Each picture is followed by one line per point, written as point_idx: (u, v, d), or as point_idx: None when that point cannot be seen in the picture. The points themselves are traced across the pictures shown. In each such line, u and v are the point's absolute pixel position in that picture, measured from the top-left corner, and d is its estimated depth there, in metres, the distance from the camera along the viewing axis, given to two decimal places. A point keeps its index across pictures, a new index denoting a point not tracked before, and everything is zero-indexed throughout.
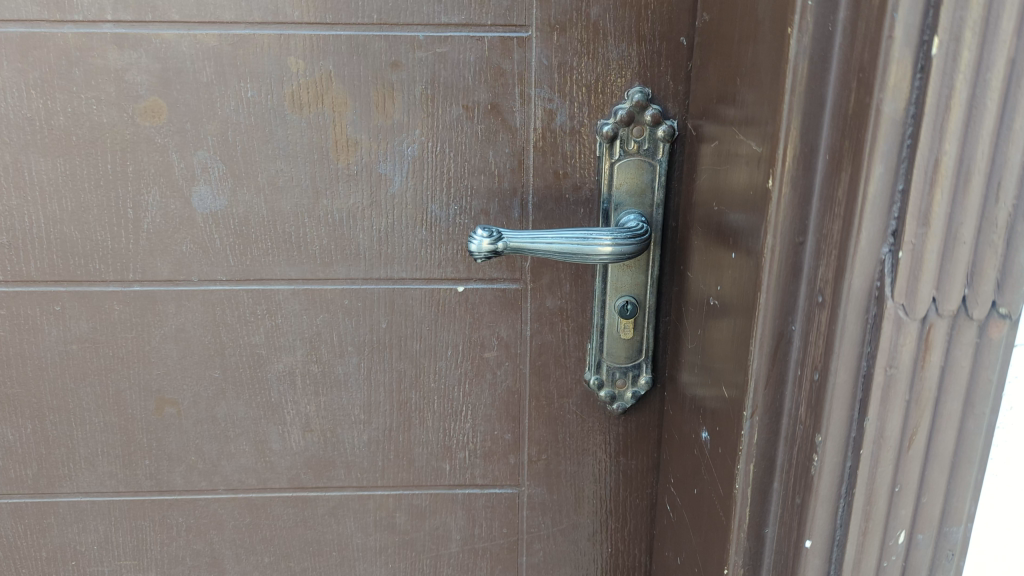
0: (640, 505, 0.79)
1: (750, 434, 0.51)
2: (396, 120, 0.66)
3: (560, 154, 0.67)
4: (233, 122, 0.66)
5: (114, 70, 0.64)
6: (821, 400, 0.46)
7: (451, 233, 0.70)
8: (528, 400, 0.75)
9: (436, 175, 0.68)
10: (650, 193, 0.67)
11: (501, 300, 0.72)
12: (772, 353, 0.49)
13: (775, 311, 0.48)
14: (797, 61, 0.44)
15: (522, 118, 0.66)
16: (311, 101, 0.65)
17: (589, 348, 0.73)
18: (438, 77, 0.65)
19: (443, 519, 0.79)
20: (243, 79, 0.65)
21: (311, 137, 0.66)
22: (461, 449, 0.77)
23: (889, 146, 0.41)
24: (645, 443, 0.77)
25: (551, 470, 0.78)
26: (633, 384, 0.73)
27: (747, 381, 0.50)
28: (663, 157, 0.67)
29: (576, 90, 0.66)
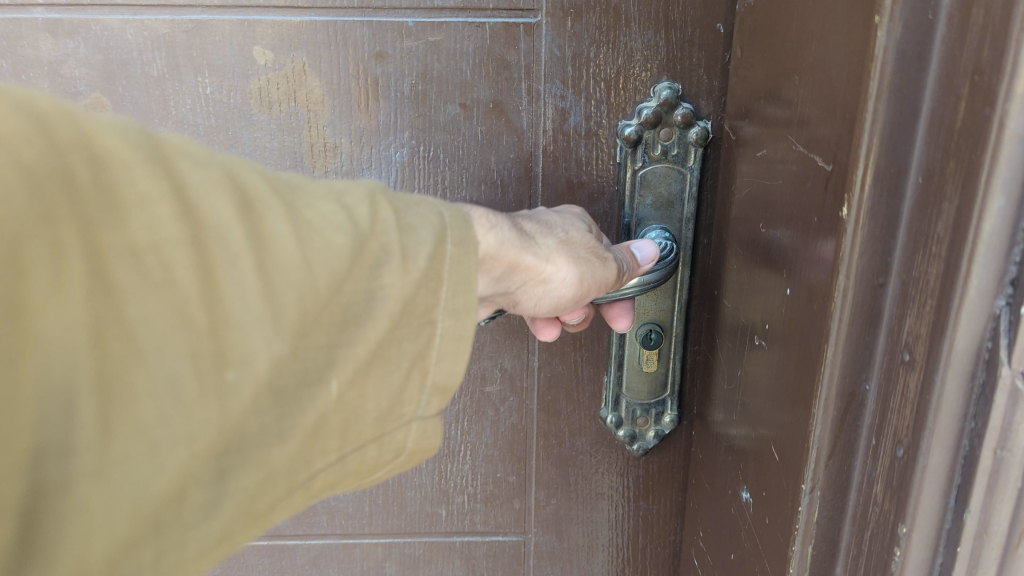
0: (661, 553, 0.70)
1: (808, 512, 0.43)
2: (381, 120, 0.57)
3: (573, 160, 0.58)
4: (190, 123, 0.56)
5: (46, 63, 0.54)
6: (905, 484, 0.37)
7: None
8: (535, 438, 0.66)
9: (429, 183, 0.58)
10: (679, 205, 0.58)
11: (504, 327, 0.62)
12: (840, 418, 0.40)
13: (844, 367, 0.39)
14: (885, 57, 0.34)
15: (529, 118, 0.56)
16: (283, 98, 0.56)
17: (606, 382, 0.63)
18: (431, 70, 0.55)
19: (439, 569, 0.70)
20: (200, 73, 0.55)
21: (283, 140, 0.57)
22: (459, 493, 0.67)
23: (1013, 170, 0.30)
24: (669, 486, 0.67)
25: (560, 516, 0.68)
26: (656, 422, 0.64)
27: (808, 449, 0.42)
28: (695, 164, 0.57)
29: (593, 85, 0.56)
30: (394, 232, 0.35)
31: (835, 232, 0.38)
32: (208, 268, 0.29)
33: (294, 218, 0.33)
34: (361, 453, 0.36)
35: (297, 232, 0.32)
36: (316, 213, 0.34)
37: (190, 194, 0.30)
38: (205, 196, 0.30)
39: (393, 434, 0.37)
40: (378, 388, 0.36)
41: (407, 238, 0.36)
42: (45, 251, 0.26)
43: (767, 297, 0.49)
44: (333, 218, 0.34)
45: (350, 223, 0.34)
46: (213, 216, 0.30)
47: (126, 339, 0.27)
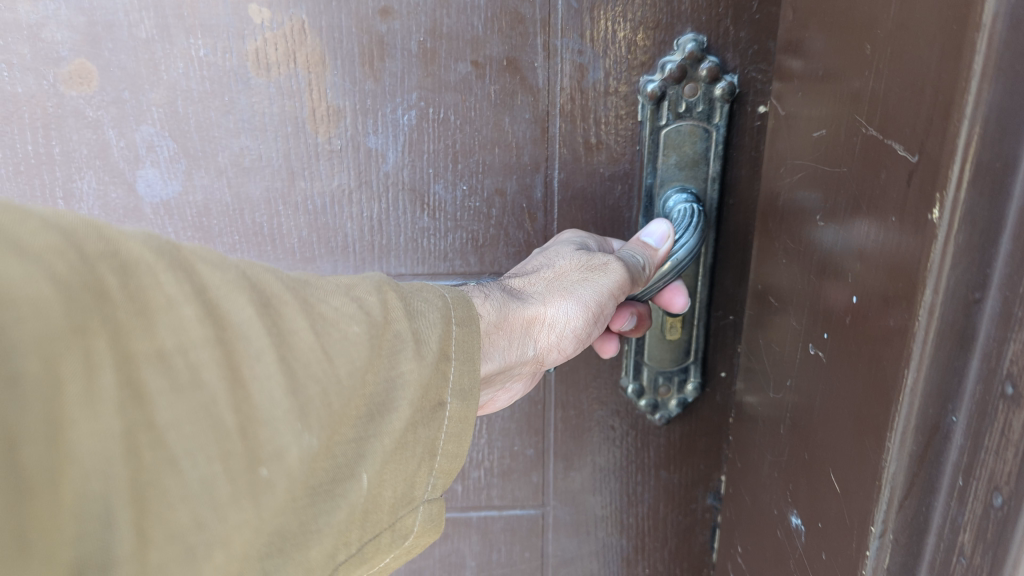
0: (682, 522, 0.68)
1: (878, 559, 0.36)
2: (387, 81, 0.53)
3: (593, 119, 0.54)
4: (183, 88, 0.52)
5: (25, 25, 0.50)
6: (1002, 538, 0.29)
7: (459, 219, 0.57)
8: (554, 410, 0.63)
9: (439, 147, 0.55)
10: (705, 165, 0.55)
11: None
12: (920, 454, 0.33)
13: (927, 395, 0.32)
14: (994, 25, 0.26)
15: (546, 76, 0.53)
16: (282, 60, 0.52)
17: (627, 351, 0.61)
18: (440, 25, 0.52)
19: (455, 545, 0.68)
20: (192, 34, 0.51)
21: (282, 103, 0.53)
22: (475, 468, 0.65)
23: None
24: (691, 455, 0.66)
25: (580, 487, 0.66)
26: (679, 391, 0.62)
27: (881, 488, 0.35)
28: (721, 122, 0.53)
29: (613, 39, 0.52)
30: (402, 325, 0.39)
31: (918, 235, 0.31)
32: (234, 370, 0.31)
33: (311, 315, 0.35)
34: (377, 542, 0.39)
35: (316, 328, 0.35)
36: (330, 308, 0.36)
37: (213, 296, 0.31)
38: (226, 297, 0.31)
39: (404, 521, 0.40)
40: (391, 478, 0.39)
41: (414, 324, 0.39)
42: (81, 365, 0.26)
43: (824, 299, 0.41)
44: (349, 313, 0.37)
45: (362, 317, 0.37)
46: (236, 319, 0.31)
47: (159, 448, 0.29)
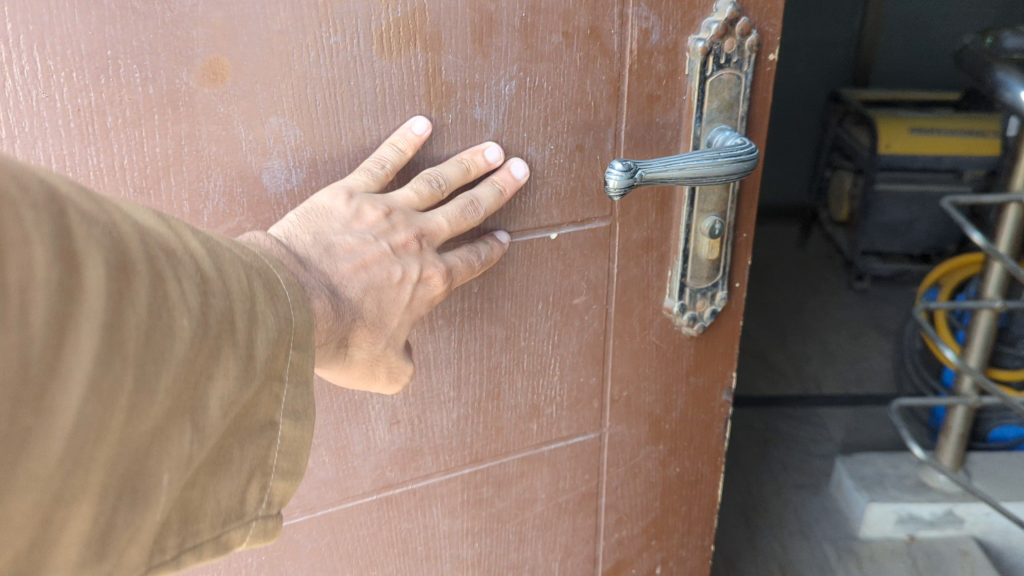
0: (705, 419, 0.79)
1: None
2: (494, 55, 0.60)
3: (653, 76, 0.64)
4: (313, 76, 0.56)
5: (162, 20, 0.52)
6: None
7: (547, 175, 0.65)
8: (613, 339, 0.72)
9: (533, 113, 0.63)
10: (737, 107, 0.65)
11: (592, 241, 0.68)
12: None
13: None
14: None
15: (620, 41, 0.62)
16: (403, 44, 0.57)
17: (671, 274, 0.69)
18: (539, 2, 0.59)
19: (530, 480, 0.76)
20: (324, 24, 0.55)
21: (404, 84, 0.59)
22: (549, 405, 0.73)
23: None
24: (712, 359, 0.76)
25: (631, 406, 0.75)
26: (712, 303, 0.71)
27: None
28: (750, 69, 0.64)
29: (670, 5, 0.62)
30: (242, 331, 0.43)
31: None
32: (63, 317, 0.33)
33: (155, 293, 0.37)
34: (200, 551, 0.45)
35: (154, 306, 0.37)
36: (175, 289, 0.39)
37: (74, 243, 0.34)
38: (86, 250, 0.34)
39: (231, 535, 0.46)
40: (217, 491, 0.45)
41: (253, 330, 0.43)
42: None
43: None
44: (189, 300, 0.39)
45: (198, 311, 0.40)
46: (85, 270, 0.34)
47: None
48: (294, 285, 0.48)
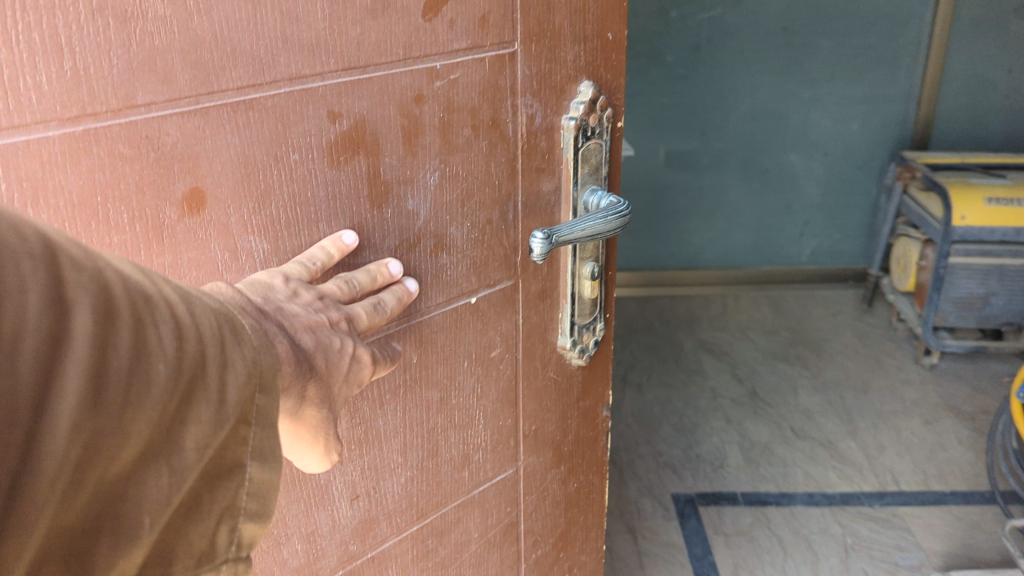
0: (591, 435, 0.91)
1: None
2: (421, 152, 0.68)
3: (537, 151, 0.74)
4: (275, 192, 0.61)
5: (151, 160, 0.55)
6: None
7: (464, 249, 0.73)
8: (522, 382, 0.82)
9: (451, 198, 0.71)
10: (601, 168, 0.77)
11: (501, 299, 0.77)
12: None
13: None
14: None
15: (512, 124, 0.72)
16: (348, 155, 0.64)
17: (562, 314, 0.80)
18: (452, 101, 0.68)
19: (464, 523, 0.84)
20: (287, 147, 0.60)
21: (351, 188, 0.65)
22: (476, 451, 0.81)
23: None
24: (595, 382, 0.88)
25: (539, 438, 0.86)
26: (595, 334, 0.83)
27: None
28: (608, 137, 0.77)
29: (547, 93, 0.72)
30: (213, 376, 0.43)
31: None
32: (50, 358, 0.34)
33: (138, 334, 0.39)
34: None
35: (136, 347, 0.38)
36: (154, 335, 0.40)
37: (64, 286, 0.35)
38: (76, 294, 0.36)
39: None
40: (189, 534, 0.44)
41: (224, 376, 0.44)
42: None
43: None
44: (165, 346, 0.40)
45: (175, 356, 0.41)
46: (75, 315, 0.35)
47: None
48: (257, 331, 0.49)
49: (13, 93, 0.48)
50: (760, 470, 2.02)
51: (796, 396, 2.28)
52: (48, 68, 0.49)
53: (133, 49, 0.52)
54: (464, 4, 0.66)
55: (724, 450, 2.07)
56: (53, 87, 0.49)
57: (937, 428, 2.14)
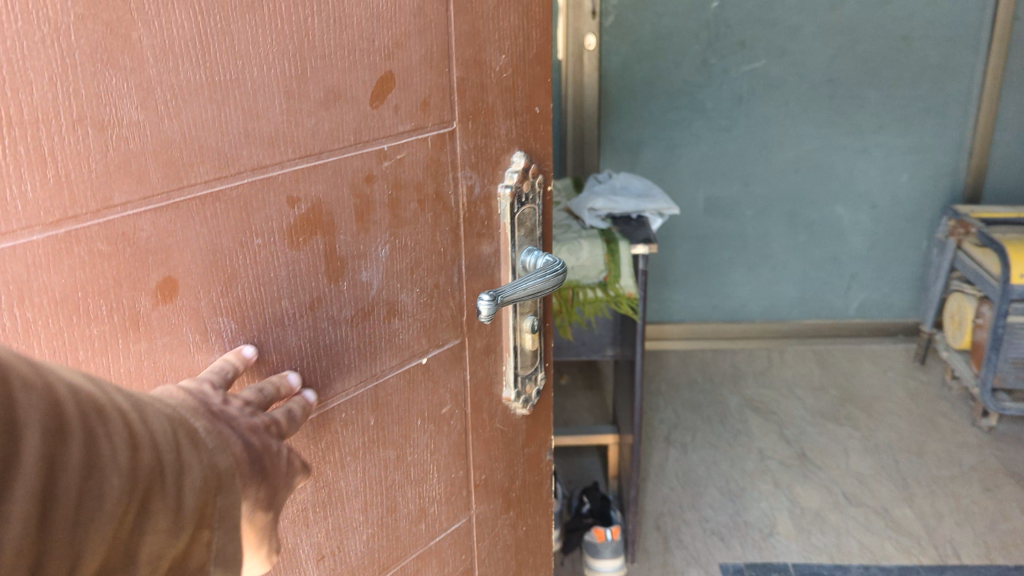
0: (538, 480, 1.03)
1: None
2: (372, 226, 0.81)
3: (478, 218, 0.88)
4: (243, 271, 0.74)
5: (127, 255, 0.66)
6: None
7: (412, 312, 0.85)
8: (471, 434, 0.93)
9: (402, 266, 0.83)
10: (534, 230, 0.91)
11: (450, 358, 0.90)
12: None
13: None
14: None
15: (455, 196, 0.85)
16: (305, 235, 0.77)
17: (507, 366, 0.92)
18: (399, 180, 0.81)
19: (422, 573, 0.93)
20: (251, 232, 0.73)
21: (309, 264, 0.78)
22: (432, 504, 0.92)
23: None
24: (538, 431, 1.00)
25: (490, 488, 0.97)
26: (536, 383, 0.95)
27: None
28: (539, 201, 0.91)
29: (485, 166, 0.86)
30: (170, 484, 0.54)
31: None
32: (13, 481, 0.43)
33: (89, 451, 0.48)
34: None
35: (88, 464, 0.48)
36: (109, 450, 0.50)
37: (22, 419, 0.45)
38: (30, 427, 0.45)
39: None
40: None
41: (178, 485, 0.55)
42: None
43: None
44: (120, 461, 0.50)
45: (127, 468, 0.51)
46: (27, 444, 0.44)
47: None
48: (212, 433, 0.60)
49: (6, 203, 0.59)
50: (812, 538, 1.99)
51: (848, 459, 2.25)
52: (32, 177, 0.60)
53: (109, 154, 0.64)
54: (408, 92, 0.79)
55: (772, 516, 2.06)
56: (38, 195, 0.61)
57: (998, 496, 2.08)
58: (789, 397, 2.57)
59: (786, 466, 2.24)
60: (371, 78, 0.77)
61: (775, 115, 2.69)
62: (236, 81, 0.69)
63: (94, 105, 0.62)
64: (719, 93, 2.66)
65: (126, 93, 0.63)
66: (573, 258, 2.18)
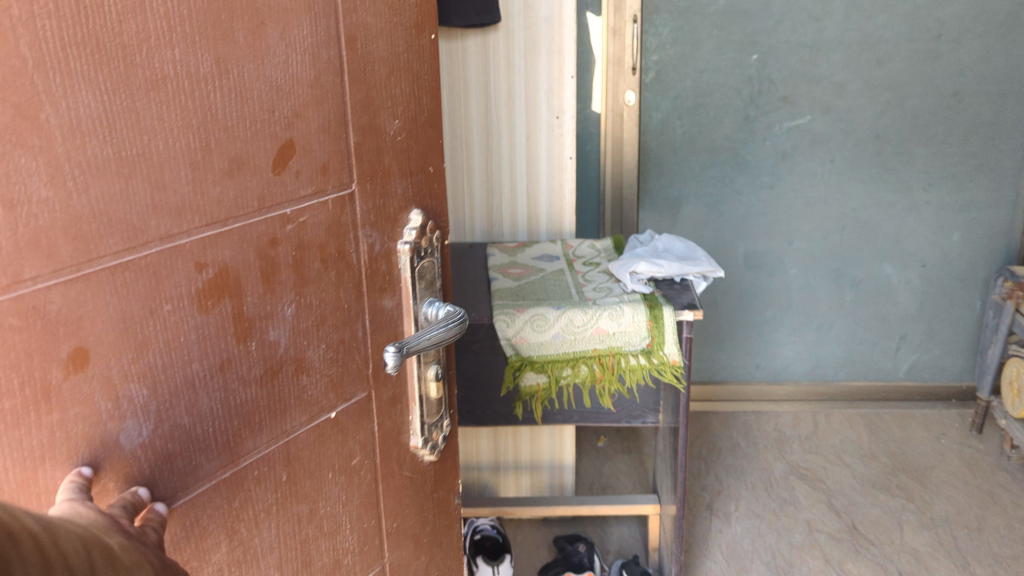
0: (445, 521, 1.10)
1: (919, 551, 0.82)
2: (277, 288, 0.85)
3: (379, 274, 0.94)
4: (154, 338, 0.75)
5: (37, 327, 0.67)
6: None
7: (321, 368, 0.90)
8: (382, 482, 0.98)
9: (308, 324, 0.88)
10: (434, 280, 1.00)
11: (359, 409, 0.95)
12: None
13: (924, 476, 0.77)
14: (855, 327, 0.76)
15: (357, 255, 0.91)
16: (213, 300, 0.80)
17: (414, 416, 1.00)
18: (303, 242, 0.86)
19: None
20: (161, 298, 0.76)
21: (218, 326, 0.80)
22: (346, 555, 0.96)
23: None
24: (446, 474, 1.08)
25: (402, 534, 1.03)
26: (442, 429, 1.04)
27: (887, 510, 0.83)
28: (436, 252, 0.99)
29: (381, 224, 0.93)
30: None
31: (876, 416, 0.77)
32: None
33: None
34: None
35: None
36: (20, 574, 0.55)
37: None
38: None
39: None
40: None
41: None
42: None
43: None
44: None
45: None
46: None
47: None
48: (127, 548, 0.67)
49: None
50: None
51: (902, 534, 2.26)
52: None
53: (19, 231, 0.65)
54: (308, 157, 0.85)
55: None
56: None
57: None
58: (840, 467, 2.57)
59: (836, 540, 2.25)
60: (272, 147, 0.82)
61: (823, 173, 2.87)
62: (142, 155, 0.72)
63: (4, 184, 0.63)
64: (763, 148, 2.84)
65: (35, 171, 0.65)
66: (614, 325, 2.12)
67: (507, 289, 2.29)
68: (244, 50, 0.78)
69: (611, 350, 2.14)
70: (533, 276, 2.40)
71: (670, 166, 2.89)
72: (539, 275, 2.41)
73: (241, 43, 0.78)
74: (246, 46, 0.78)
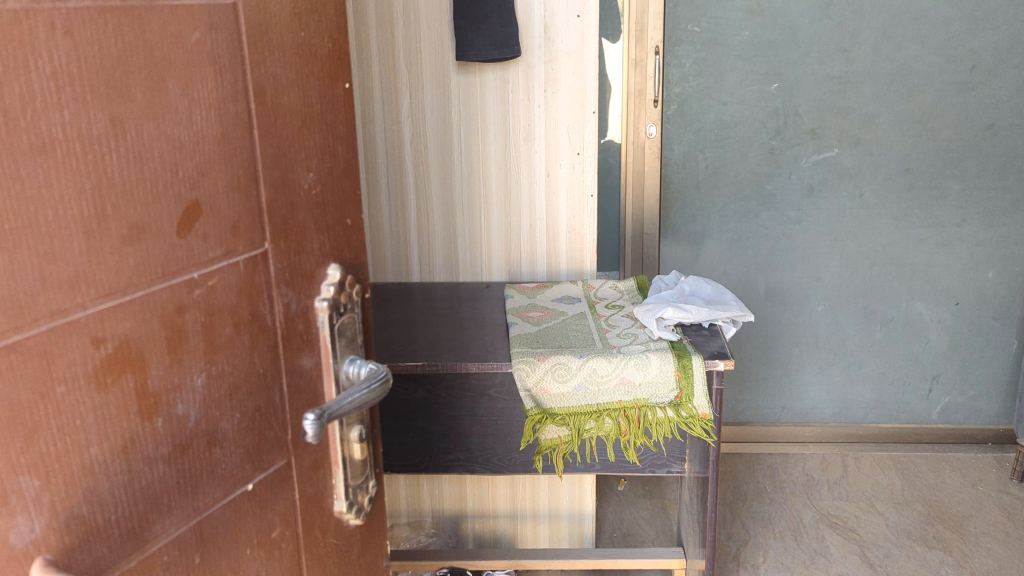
0: None
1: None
2: (183, 358, 0.79)
3: (296, 334, 0.89)
4: (47, 424, 0.68)
5: None
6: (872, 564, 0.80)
7: (235, 438, 0.84)
8: (305, 552, 0.93)
9: (220, 393, 0.82)
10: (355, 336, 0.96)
11: (278, 476, 0.89)
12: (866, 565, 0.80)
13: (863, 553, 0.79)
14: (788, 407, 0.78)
15: (271, 316, 0.86)
16: (113, 376, 0.72)
17: (338, 483, 0.95)
18: (211, 306, 0.81)
19: None
20: (56, 379, 0.68)
21: (119, 405, 0.73)
22: None
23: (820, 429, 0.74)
24: (372, 537, 1.04)
25: None
26: (366, 490, 1.00)
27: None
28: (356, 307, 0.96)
29: (297, 282, 0.88)
30: None
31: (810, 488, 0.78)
32: None
33: None
34: None
35: None
36: None
37: None
38: None
39: None
40: None
41: None
42: None
43: None
44: None
45: None
46: None
47: None
48: None
49: None
50: None
51: None
52: None
53: None
54: (214, 217, 0.79)
55: None
56: None
57: None
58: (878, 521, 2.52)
59: None
60: (177, 208, 0.76)
61: (851, 208, 2.79)
62: (29, 227, 0.65)
63: None
64: (788, 182, 2.78)
65: None
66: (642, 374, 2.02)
67: (524, 335, 2.19)
68: (142, 107, 0.72)
69: (636, 402, 2.04)
70: (553, 319, 2.32)
71: (692, 202, 2.81)
72: (559, 318, 2.33)
73: (140, 100, 0.72)
74: (144, 104, 0.72)
